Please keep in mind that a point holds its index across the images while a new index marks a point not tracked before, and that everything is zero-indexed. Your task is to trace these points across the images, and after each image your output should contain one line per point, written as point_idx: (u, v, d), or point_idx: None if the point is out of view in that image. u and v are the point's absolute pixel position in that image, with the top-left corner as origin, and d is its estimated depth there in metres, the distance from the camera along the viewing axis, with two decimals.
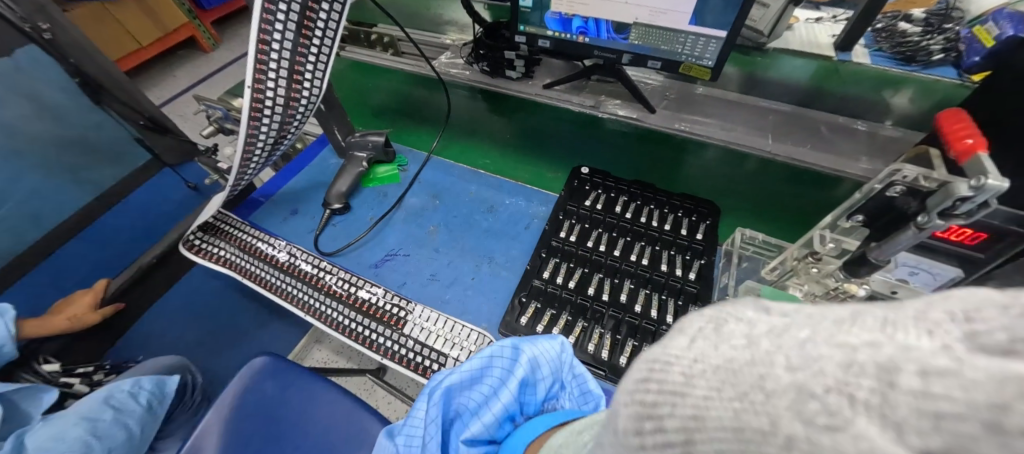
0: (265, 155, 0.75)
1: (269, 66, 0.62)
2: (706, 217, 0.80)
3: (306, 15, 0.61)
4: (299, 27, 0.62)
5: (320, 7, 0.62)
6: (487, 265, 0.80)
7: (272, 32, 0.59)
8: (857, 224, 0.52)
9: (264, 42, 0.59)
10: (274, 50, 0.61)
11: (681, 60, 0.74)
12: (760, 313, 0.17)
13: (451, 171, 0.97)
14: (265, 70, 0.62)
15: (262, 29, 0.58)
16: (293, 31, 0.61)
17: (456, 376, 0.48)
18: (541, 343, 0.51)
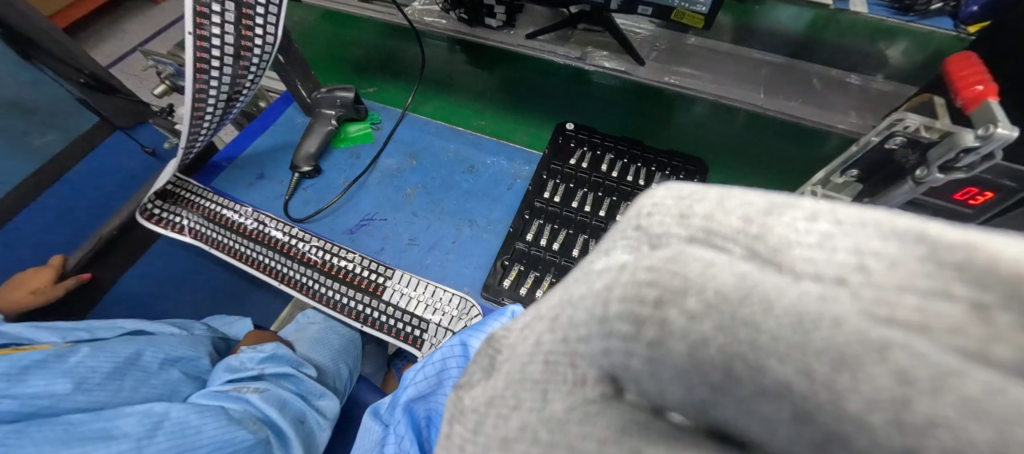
0: (219, 114, 0.68)
1: (212, 10, 0.54)
2: (694, 174, 0.78)
3: None
4: None
5: None
6: (468, 228, 0.77)
7: None
8: (850, 179, 0.49)
9: None
10: None
11: (674, 5, 0.68)
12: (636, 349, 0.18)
13: (428, 129, 0.92)
14: (207, 14, 0.54)
15: None
16: None
17: (415, 387, 0.47)
18: (491, 324, 0.47)
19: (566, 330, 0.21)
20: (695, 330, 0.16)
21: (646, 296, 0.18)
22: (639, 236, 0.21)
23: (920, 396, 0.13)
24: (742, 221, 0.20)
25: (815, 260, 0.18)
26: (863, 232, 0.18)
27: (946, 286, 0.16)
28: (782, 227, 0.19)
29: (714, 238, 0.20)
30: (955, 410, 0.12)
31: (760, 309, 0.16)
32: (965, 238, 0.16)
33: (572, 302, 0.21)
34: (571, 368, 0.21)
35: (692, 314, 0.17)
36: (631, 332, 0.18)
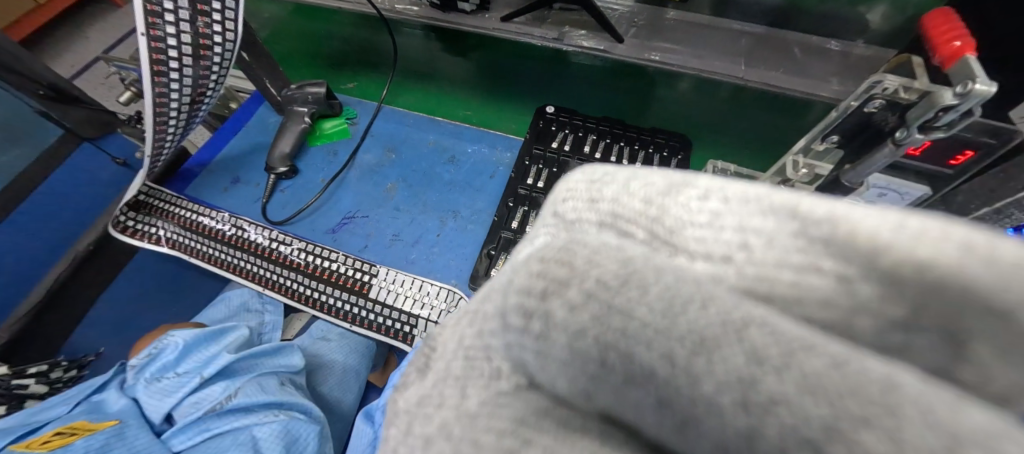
0: (185, 117, 0.66)
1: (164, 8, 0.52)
2: (678, 151, 0.78)
3: None
4: None
5: None
6: (452, 220, 0.75)
7: None
8: (830, 145, 0.49)
9: None
10: None
11: None
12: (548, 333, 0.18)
13: (406, 121, 0.89)
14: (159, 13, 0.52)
15: None
16: None
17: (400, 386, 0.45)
18: None
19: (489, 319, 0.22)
20: (574, 322, 0.17)
21: (547, 280, 0.18)
22: (557, 222, 0.23)
23: (773, 372, 0.13)
24: (645, 202, 0.20)
25: (704, 239, 0.18)
26: (749, 209, 0.17)
27: (813, 259, 0.16)
28: (675, 209, 0.19)
29: (618, 221, 0.20)
30: (791, 384, 0.13)
31: (626, 308, 0.16)
32: (832, 210, 0.15)
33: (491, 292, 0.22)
34: (490, 364, 0.21)
35: (577, 306, 0.17)
36: (525, 329, 0.18)
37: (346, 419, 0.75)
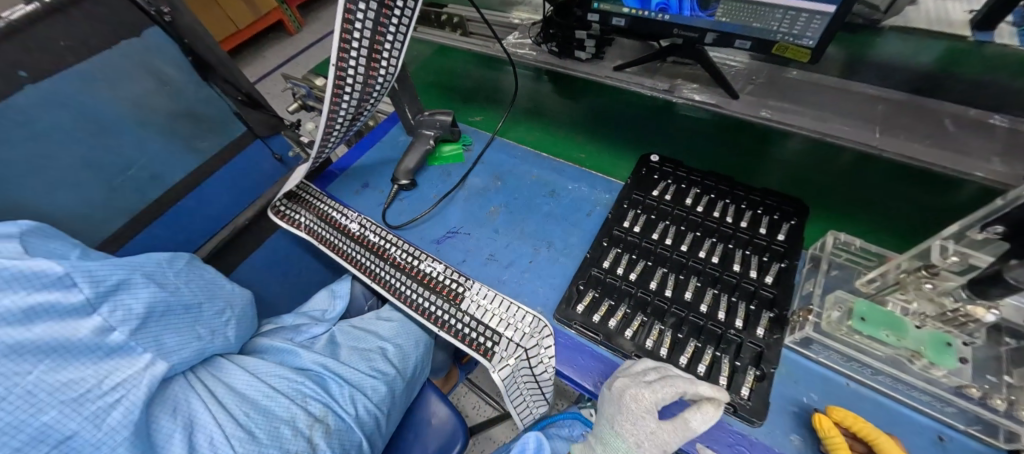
0: (344, 129, 0.79)
1: (352, 44, 0.65)
2: (790, 216, 0.74)
3: None
4: (381, 6, 0.64)
5: None
6: (545, 250, 0.79)
7: (357, 12, 0.61)
8: (993, 236, 0.44)
9: (349, 20, 0.62)
10: (358, 28, 0.63)
11: (776, 39, 0.71)
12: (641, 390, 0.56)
13: (514, 153, 0.97)
14: (349, 48, 0.65)
15: (348, 10, 0.61)
16: (375, 9, 0.63)
17: None
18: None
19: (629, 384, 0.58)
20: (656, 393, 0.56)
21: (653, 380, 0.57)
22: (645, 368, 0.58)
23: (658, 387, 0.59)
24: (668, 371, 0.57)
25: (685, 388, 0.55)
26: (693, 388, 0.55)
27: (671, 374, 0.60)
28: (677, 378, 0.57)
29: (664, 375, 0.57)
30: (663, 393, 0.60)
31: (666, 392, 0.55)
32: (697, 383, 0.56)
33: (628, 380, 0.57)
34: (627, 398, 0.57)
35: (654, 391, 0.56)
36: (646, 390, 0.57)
37: (395, 372, 0.82)
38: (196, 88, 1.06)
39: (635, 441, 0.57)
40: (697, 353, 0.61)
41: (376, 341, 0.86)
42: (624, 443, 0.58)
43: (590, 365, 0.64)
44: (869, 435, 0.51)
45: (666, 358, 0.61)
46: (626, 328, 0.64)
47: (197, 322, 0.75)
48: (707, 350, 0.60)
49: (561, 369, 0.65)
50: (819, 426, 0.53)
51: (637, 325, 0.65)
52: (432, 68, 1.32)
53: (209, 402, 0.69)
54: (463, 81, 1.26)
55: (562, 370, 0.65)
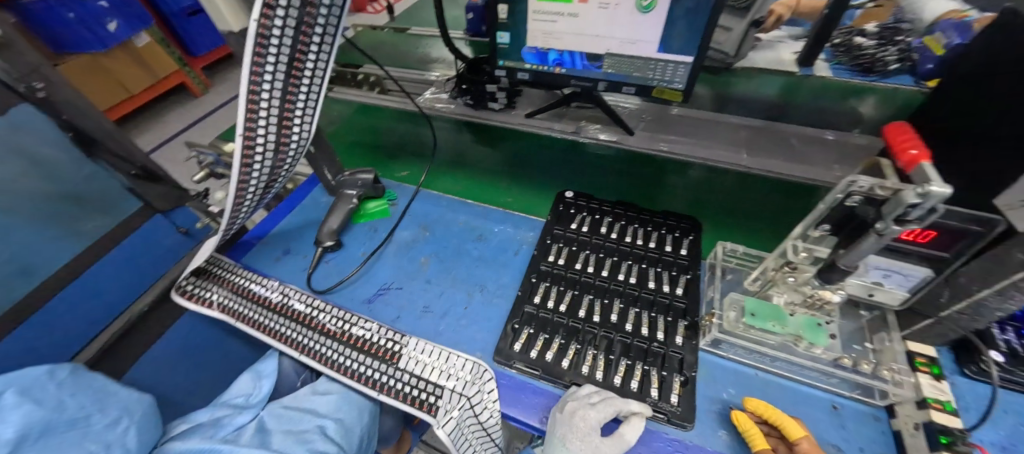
0: (258, 196, 0.77)
1: (260, 114, 0.65)
2: (688, 232, 0.85)
3: (294, 65, 0.65)
4: (288, 75, 0.65)
5: (307, 56, 0.66)
6: (478, 293, 0.80)
7: (263, 82, 0.62)
8: (824, 232, 0.54)
9: (255, 91, 0.62)
10: (265, 98, 0.64)
11: (653, 85, 1.03)
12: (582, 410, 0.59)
13: (440, 202, 1.00)
14: (256, 118, 0.64)
15: (253, 80, 0.61)
16: (282, 79, 0.65)
17: None
18: None
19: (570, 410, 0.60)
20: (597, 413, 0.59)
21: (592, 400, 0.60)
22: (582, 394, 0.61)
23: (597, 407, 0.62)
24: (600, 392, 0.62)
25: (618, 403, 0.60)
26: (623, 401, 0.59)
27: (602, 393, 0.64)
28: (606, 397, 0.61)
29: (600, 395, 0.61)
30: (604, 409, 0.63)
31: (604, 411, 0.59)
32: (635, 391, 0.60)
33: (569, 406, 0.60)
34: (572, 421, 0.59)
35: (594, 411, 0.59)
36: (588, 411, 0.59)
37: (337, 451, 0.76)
38: (78, 165, 0.95)
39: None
40: (629, 371, 0.65)
41: (313, 419, 0.79)
42: None
43: (534, 401, 0.65)
44: (777, 420, 0.58)
45: (602, 381, 0.64)
46: (562, 358, 0.67)
47: (84, 438, 0.63)
48: (637, 366, 0.65)
49: (505, 412, 0.65)
50: (737, 423, 0.59)
51: (572, 354, 0.68)
52: (353, 127, 1.35)
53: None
54: (386, 137, 1.30)
55: (507, 412, 0.65)
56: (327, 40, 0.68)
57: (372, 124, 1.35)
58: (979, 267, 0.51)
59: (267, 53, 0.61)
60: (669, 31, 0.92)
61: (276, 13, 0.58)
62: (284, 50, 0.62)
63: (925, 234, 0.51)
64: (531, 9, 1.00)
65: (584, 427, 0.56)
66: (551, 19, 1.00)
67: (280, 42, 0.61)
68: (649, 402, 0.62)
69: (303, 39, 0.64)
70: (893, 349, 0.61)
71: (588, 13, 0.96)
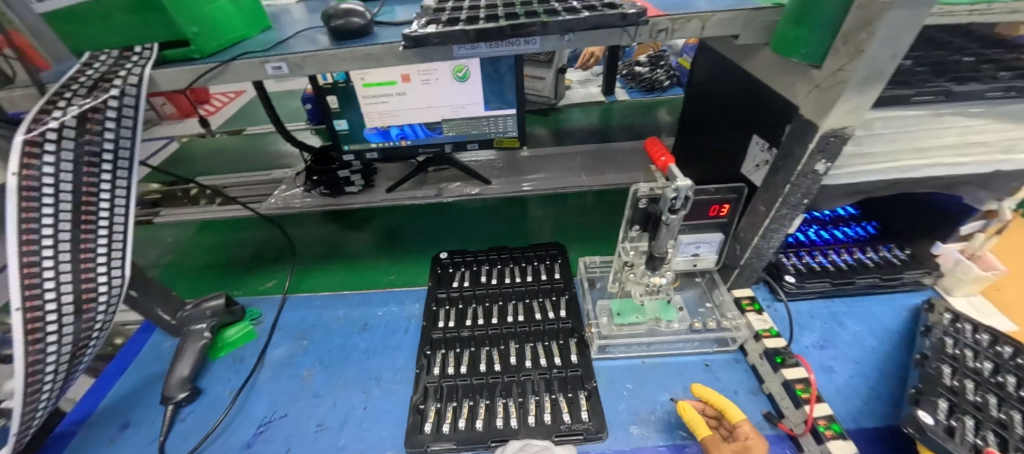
0: (63, 375, 0.61)
1: (45, 278, 0.54)
2: (556, 257, 0.94)
3: (83, 210, 0.56)
4: (77, 224, 0.56)
5: (98, 197, 0.58)
6: (376, 387, 0.75)
7: (41, 239, 0.52)
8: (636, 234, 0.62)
9: (31, 254, 0.52)
10: (48, 259, 0.54)
11: (494, 138, 1.15)
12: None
13: (313, 304, 0.94)
14: (40, 284, 0.53)
15: (26, 241, 0.51)
16: (70, 230, 0.55)
17: None
18: None
19: None
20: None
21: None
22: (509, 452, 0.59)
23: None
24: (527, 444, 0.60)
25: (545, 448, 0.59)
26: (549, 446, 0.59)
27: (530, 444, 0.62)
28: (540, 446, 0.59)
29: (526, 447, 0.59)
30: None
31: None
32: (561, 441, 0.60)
33: None
34: None
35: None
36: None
37: None
38: None
39: None
40: (540, 405, 0.67)
41: None
42: None
43: None
44: (718, 404, 0.62)
45: (517, 427, 0.65)
46: (475, 420, 0.66)
47: None
48: (545, 399, 0.68)
49: None
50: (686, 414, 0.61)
51: (484, 412, 0.67)
52: (197, 249, 1.19)
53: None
54: (239, 251, 1.17)
55: None
56: (121, 174, 0.60)
57: (224, 239, 1.22)
58: (750, 223, 0.67)
59: (40, 205, 0.52)
60: (501, 86, 1.05)
61: (43, 160, 0.51)
62: (65, 197, 0.54)
63: (705, 209, 0.66)
64: (360, 95, 1.04)
65: None
66: (382, 100, 1.05)
67: (55, 187, 0.53)
68: (565, 428, 0.64)
69: (89, 179, 0.57)
70: (726, 301, 0.76)
71: (414, 90, 1.03)
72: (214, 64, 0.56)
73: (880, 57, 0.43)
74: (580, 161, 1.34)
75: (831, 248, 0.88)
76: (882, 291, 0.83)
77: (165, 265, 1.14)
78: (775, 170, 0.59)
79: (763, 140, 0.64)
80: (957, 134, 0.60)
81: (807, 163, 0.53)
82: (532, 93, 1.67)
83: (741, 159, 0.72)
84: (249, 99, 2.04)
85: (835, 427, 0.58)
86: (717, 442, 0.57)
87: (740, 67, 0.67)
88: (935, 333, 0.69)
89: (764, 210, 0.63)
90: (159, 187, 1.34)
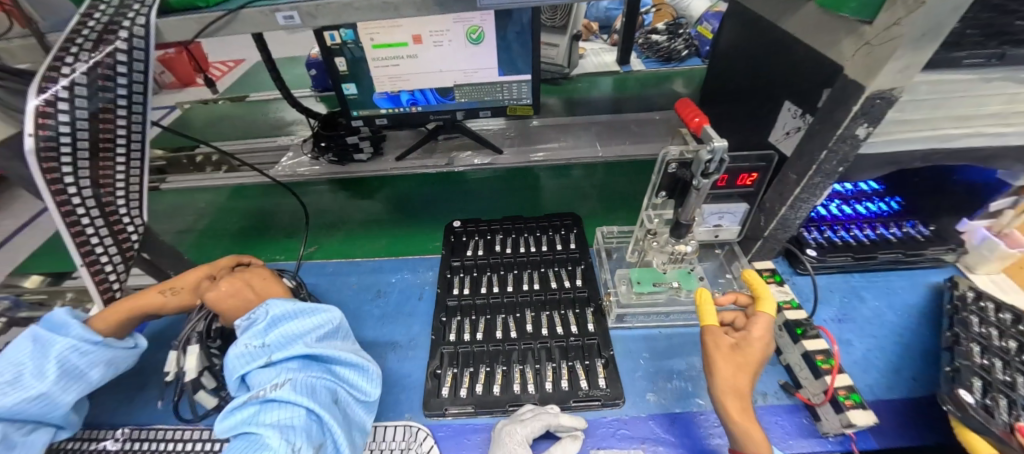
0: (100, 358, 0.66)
1: (84, 224, 0.58)
2: (571, 226, 0.93)
3: (100, 156, 0.58)
4: (95, 173, 0.58)
5: (114, 144, 0.60)
6: (391, 353, 0.75)
7: (66, 188, 0.55)
8: (664, 199, 0.58)
9: (65, 203, 0.55)
10: (80, 207, 0.57)
11: (507, 104, 1.12)
12: (506, 430, 0.58)
13: (327, 270, 0.94)
14: (82, 230, 0.58)
15: (55, 193, 0.54)
16: (90, 177, 0.57)
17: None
18: None
19: (504, 431, 0.58)
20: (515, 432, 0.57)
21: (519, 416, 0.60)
22: (516, 415, 0.61)
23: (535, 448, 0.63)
24: (527, 409, 0.61)
25: (545, 413, 0.59)
26: (547, 415, 0.59)
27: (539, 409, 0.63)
28: (534, 411, 0.60)
29: (519, 418, 0.60)
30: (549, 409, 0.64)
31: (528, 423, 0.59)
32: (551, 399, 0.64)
33: (506, 432, 0.58)
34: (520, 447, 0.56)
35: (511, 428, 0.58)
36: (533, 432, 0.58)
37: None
38: None
39: None
40: (557, 372, 0.68)
41: None
42: None
43: (478, 440, 0.62)
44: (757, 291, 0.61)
45: (533, 392, 0.65)
46: (492, 385, 0.67)
47: None
48: (562, 365, 0.68)
49: None
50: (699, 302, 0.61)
51: (500, 377, 0.68)
52: (226, 217, 1.18)
53: (283, 376, 0.51)
54: (253, 218, 1.17)
55: None
56: (134, 128, 0.62)
57: (247, 208, 1.20)
58: (775, 191, 0.66)
59: (59, 150, 0.53)
60: (518, 52, 1.01)
61: (58, 119, 0.52)
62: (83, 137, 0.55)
63: (729, 177, 0.63)
64: (369, 57, 0.99)
65: (511, 443, 0.56)
66: (393, 63, 1.00)
67: (72, 126, 0.54)
68: (582, 394, 0.65)
69: (103, 154, 0.58)
70: (746, 272, 0.75)
71: (426, 52, 0.99)
72: (222, 13, 0.53)
73: (941, 11, 0.40)
74: (595, 130, 1.31)
75: (854, 223, 0.86)
76: (904, 266, 0.82)
77: (199, 232, 1.14)
78: (811, 135, 0.56)
79: (796, 105, 0.61)
80: (1003, 102, 0.57)
81: (848, 127, 0.51)
82: (543, 60, 1.60)
83: (769, 126, 0.69)
84: (251, 66, 1.97)
85: (855, 397, 0.58)
86: (718, 333, 0.57)
87: (779, 26, 0.63)
88: (960, 312, 0.68)
89: (795, 179, 0.61)
90: (163, 154, 1.31)
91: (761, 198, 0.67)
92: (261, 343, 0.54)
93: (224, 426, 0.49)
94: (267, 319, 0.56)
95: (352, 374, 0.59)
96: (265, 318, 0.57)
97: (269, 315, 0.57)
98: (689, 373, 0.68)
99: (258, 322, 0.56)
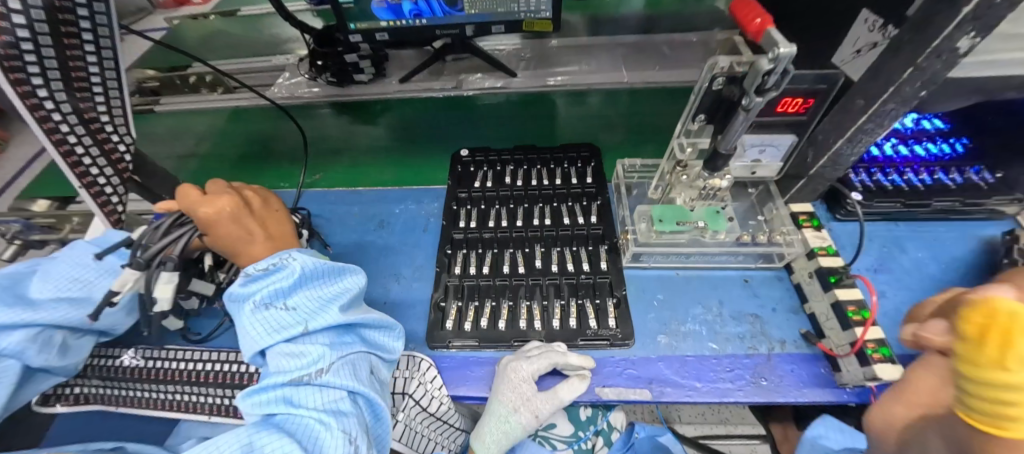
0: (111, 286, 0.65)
1: (71, 140, 0.55)
2: (589, 159, 0.85)
3: (69, 62, 0.53)
4: (69, 82, 0.54)
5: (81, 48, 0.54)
6: (395, 283, 0.73)
7: (42, 99, 0.51)
8: (702, 123, 0.50)
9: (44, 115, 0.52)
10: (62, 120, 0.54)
11: (523, 18, 0.98)
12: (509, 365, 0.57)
13: (329, 198, 0.90)
14: (69, 145, 0.55)
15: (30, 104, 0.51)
16: (65, 88, 0.53)
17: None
18: None
19: (508, 366, 0.57)
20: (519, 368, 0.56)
21: (524, 352, 0.58)
22: (521, 351, 0.59)
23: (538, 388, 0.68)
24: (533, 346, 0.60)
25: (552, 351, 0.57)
26: (553, 353, 0.57)
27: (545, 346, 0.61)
28: (541, 349, 0.58)
29: (523, 354, 0.58)
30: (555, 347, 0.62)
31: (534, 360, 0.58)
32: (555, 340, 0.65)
33: (510, 367, 0.56)
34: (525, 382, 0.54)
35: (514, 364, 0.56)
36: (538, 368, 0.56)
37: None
38: None
39: (511, 404, 0.57)
40: (566, 310, 0.65)
41: None
42: (504, 409, 0.57)
43: (481, 373, 0.61)
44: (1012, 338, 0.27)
45: (540, 329, 0.63)
46: (498, 320, 0.64)
47: None
48: (571, 303, 0.65)
49: (455, 394, 0.60)
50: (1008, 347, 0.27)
51: (506, 313, 0.65)
52: (227, 140, 1.13)
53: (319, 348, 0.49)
54: (254, 141, 1.11)
55: (456, 393, 0.60)
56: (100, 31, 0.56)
57: (247, 131, 1.14)
58: (831, 121, 0.56)
59: (22, 55, 0.48)
60: None
61: (11, 18, 0.47)
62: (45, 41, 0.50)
63: (780, 103, 0.54)
64: None
65: (515, 379, 0.55)
66: None
67: (31, 28, 0.48)
68: (591, 333, 0.62)
69: (72, 60, 0.54)
70: (780, 214, 0.68)
71: None
72: None
73: None
74: (621, 53, 1.17)
75: (910, 164, 0.77)
76: (955, 217, 0.74)
77: (200, 156, 1.09)
78: (893, 49, 0.46)
79: (878, 14, 0.50)
80: None
81: (949, 37, 0.41)
82: None
83: (836, 42, 0.57)
84: None
85: (883, 351, 0.53)
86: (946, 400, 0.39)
87: None
88: (1017, 265, 0.62)
89: (861, 105, 0.52)
90: (155, 74, 1.18)
91: (813, 129, 0.58)
92: (287, 308, 0.51)
93: (253, 401, 0.47)
94: (290, 281, 0.51)
95: (381, 338, 0.57)
96: (286, 278, 0.51)
97: (291, 276, 0.51)
98: (706, 317, 0.65)
99: (280, 281, 0.51)
